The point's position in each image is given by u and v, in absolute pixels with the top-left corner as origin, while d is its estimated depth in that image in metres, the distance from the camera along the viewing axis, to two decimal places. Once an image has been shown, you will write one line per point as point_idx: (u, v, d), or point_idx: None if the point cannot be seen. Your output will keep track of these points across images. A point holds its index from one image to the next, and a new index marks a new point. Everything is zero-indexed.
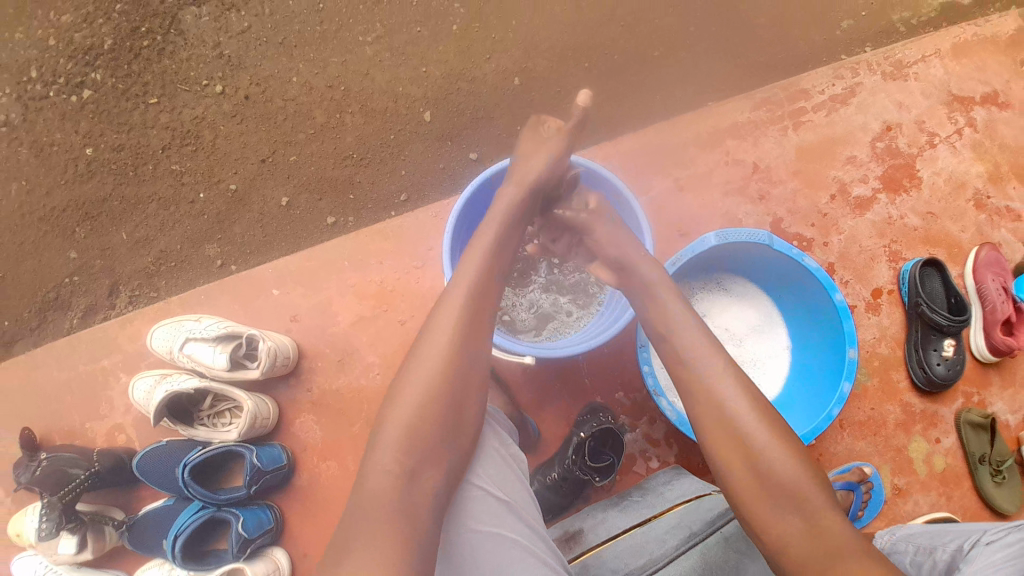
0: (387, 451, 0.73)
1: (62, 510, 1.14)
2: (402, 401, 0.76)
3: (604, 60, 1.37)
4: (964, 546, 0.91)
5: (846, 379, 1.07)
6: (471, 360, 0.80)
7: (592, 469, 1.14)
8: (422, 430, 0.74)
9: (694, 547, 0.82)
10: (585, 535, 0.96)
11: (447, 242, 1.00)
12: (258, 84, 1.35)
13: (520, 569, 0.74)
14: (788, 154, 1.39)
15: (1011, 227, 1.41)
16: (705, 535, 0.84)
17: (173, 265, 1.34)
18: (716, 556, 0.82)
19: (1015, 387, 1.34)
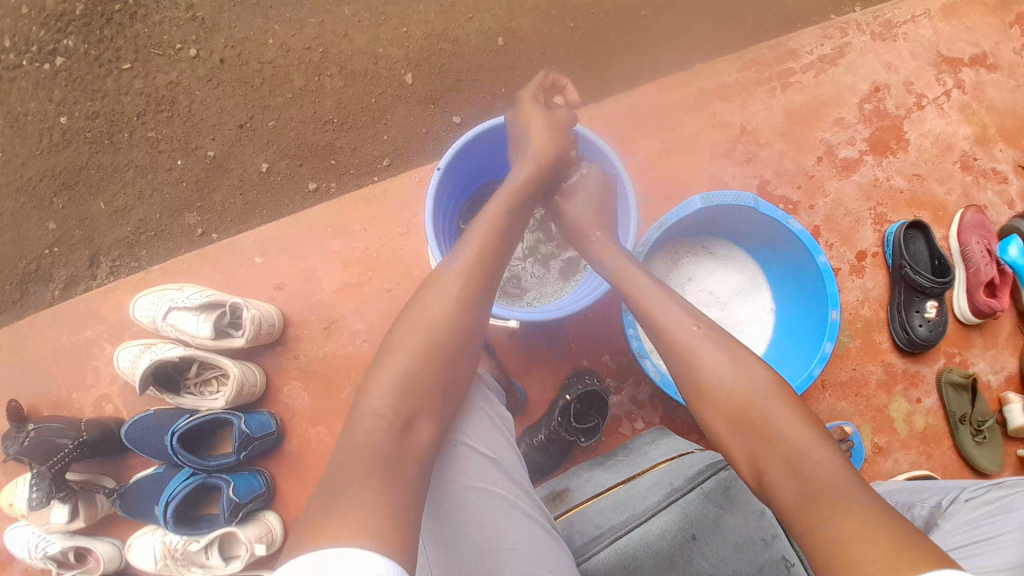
0: (378, 396, 0.72)
1: (51, 479, 1.15)
2: (395, 354, 0.76)
3: (588, 19, 1.37)
4: (942, 502, 0.94)
5: (828, 339, 1.07)
6: (471, 326, 0.80)
7: (577, 430, 1.15)
8: (414, 385, 0.73)
9: (676, 504, 0.84)
10: (572, 492, 0.96)
11: (430, 202, 0.96)
12: (233, 47, 1.33)
13: (506, 522, 0.75)
14: (776, 116, 1.37)
15: (998, 189, 1.41)
16: (686, 491, 0.85)
17: (153, 234, 1.32)
18: (696, 509, 0.84)
19: (997, 347, 1.36)
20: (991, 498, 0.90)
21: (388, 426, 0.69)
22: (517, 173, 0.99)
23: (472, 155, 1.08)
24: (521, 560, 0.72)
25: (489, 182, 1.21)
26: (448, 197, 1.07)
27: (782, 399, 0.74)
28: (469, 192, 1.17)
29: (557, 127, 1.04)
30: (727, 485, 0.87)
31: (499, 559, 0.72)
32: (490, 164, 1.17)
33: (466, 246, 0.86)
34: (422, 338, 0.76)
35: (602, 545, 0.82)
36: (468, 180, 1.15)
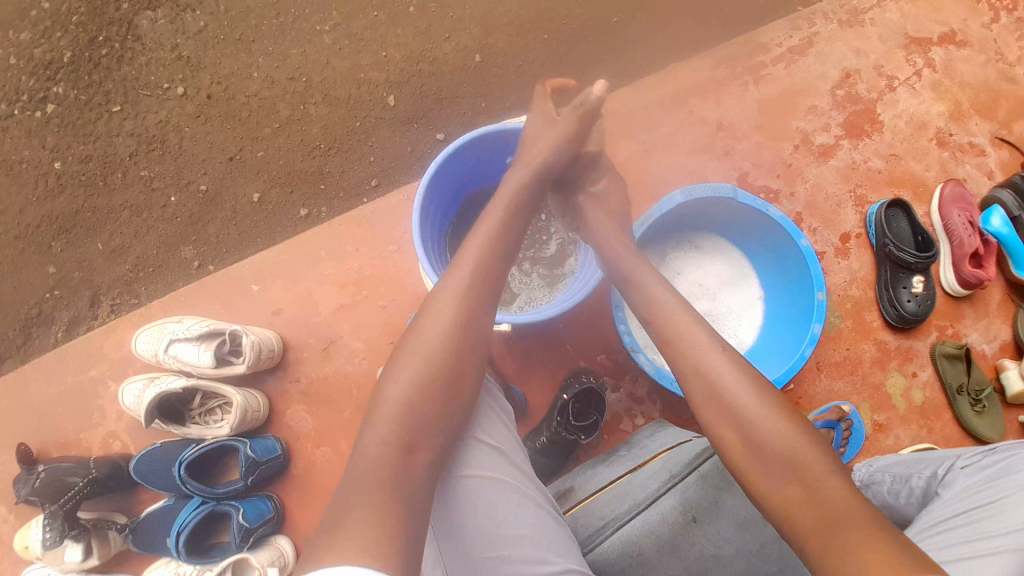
0: (385, 424, 0.74)
1: (64, 518, 1.16)
2: (399, 376, 0.78)
3: (563, 30, 1.41)
4: (940, 471, 0.94)
5: (816, 320, 1.09)
6: (473, 339, 0.83)
7: (576, 426, 1.17)
8: (418, 408, 0.75)
9: (675, 487, 0.86)
10: (579, 488, 0.97)
11: (416, 219, 0.97)
12: (219, 83, 1.37)
13: (517, 510, 0.78)
14: (750, 109, 1.41)
15: (976, 163, 1.44)
16: (685, 474, 0.88)
17: (151, 270, 1.34)
18: (694, 494, 0.86)
19: (988, 317, 1.39)
20: (994, 461, 0.90)
21: (394, 452, 0.72)
22: (513, 175, 1.02)
23: (466, 160, 1.10)
24: (530, 546, 0.75)
25: (484, 189, 1.23)
26: (438, 204, 1.09)
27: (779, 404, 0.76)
28: (459, 201, 1.20)
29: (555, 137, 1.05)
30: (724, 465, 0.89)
31: (509, 544, 0.75)
32: (485, 170, 1.18)
33: (465, 255, 0.89)
34: (424, 355, 0.79)
35: (606, 535, 0.84)
36: (458, 188, 1.17)
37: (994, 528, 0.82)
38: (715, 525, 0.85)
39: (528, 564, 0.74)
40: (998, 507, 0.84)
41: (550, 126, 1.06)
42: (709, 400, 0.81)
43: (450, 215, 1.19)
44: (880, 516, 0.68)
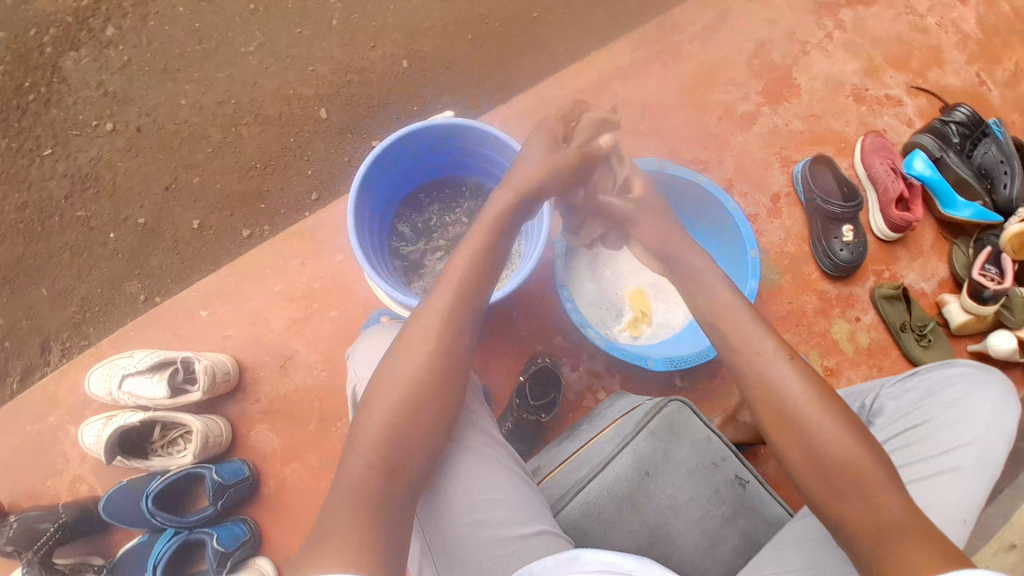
0: (364, 446, 0.75)
1: (41, 565, 1.15)
2: (379, 397, 0.79)
3: (486, 30, 1.43)
4: (868, 401, 0.99)
5: (752, 277, 1.13)
6: (457, 360, 0.83)
7: (535, 407, 1.18)
8: (398, 429, 0.76)
9: (627, 445, 0.93)
10: (546, 460, 1.02)
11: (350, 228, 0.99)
12: (148, 115, 1.36)
13: (491, 482, 0.82)
14: (674, 88, 1.44)
15: (893, 113, 1.50)
16: (636, 432, 0.94)
17: (98, 309, 1.32)
18: (644, 449, 0.93)
19: (922, 257, 1.46)
20: (916, 385, 0.95)
21: (376, 474, 0.73)
22: (499, 197, 0.97)
23: (399, 160, 1.09)
24: (505, 511, 0.80)
25: (427, 184, 1.23)
26: (374, 205, 1.10)
27: (793, 396, 0.76)
28: (402, 195, 1.20)
29: (551, 156, 1.02)
30: (671, 419, 0.96)
31: (486, 511, 0.80)
32: (426, 166, 1.18)
33: (449, 276, 0.88)
34: (409, 379, 0.80)
35: (569, 498, 0.89)
36: (397, 189, 1.17)
37: (923, 452, 0.87)
38: (667, 475, 0.92)
39: (502, 528, 0.78)
40: (925, 431, 0.89)
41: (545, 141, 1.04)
42: (766, 407, 0.77)
43: (392, 213, 1.20)
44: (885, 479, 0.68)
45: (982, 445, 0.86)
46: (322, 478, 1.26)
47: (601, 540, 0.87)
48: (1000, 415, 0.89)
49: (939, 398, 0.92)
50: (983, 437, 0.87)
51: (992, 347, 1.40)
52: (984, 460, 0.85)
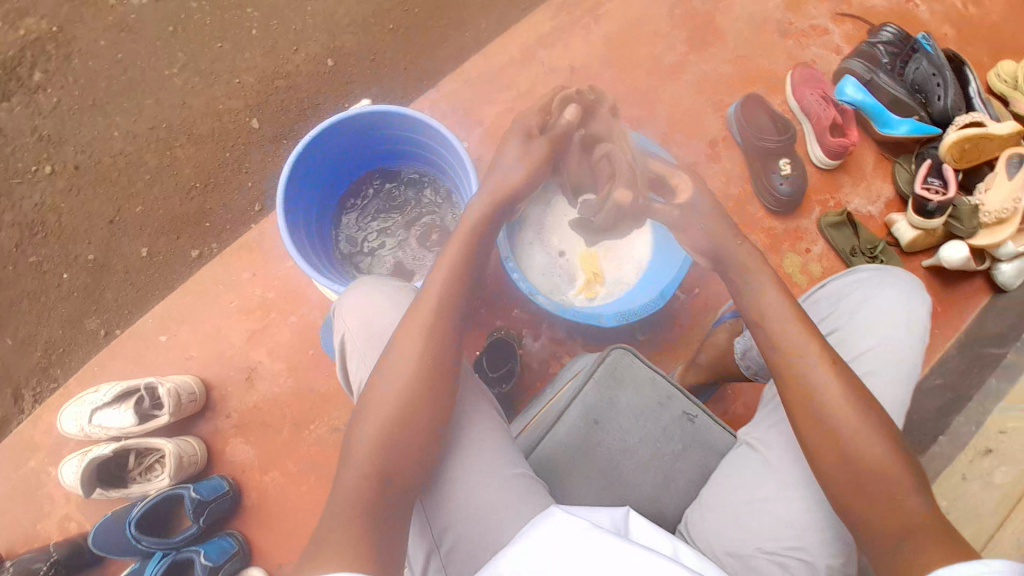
0: (360, 457, 0.76)
1: None
2: (372, 407, 0.79)
3: (406, 17, 1.44)
4: None
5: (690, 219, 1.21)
6: (447, 358, 0.83)
7: (495, 378, 1.19)
8: (395, 437, 0.77)
9: (574, 399, 0.98)
10: (515, 422, 1.07)
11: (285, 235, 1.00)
12: (84, 152, 1.36)
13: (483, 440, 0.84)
14: (598, 49, 1.44)
15: (821, 43, 1.50)
16: (581, 384, 0.99)
17: (62, 350, 1.31)
18: (591, 398, 0.98)
19: (866, 180, 1.48)
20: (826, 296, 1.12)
21: (369, 483, 0.74)
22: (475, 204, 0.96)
23: (325, 155, 1.10)
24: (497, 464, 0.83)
25: (361, 174, 1.24)
26: (304, 202, 1.10)
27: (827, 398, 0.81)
28: (340, 187, 1.21)
29: (530, 151, 0.97)
30: (614, 366, 1.00)
31: (479, 475, 0.81)
32: (357, 157, 1.18)
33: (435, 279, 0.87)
34: (400, 380, 0.80)
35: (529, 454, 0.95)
36: (327, 186, 1.17)
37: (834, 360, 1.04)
38: (614, 419, 0.97)
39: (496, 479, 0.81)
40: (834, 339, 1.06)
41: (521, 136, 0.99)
42: (801, 405, 0.83)
43: (330, 207, 1.21)
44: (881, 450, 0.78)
45: (884, 341, 1.01)
46: (303, 481, 1.29)
47: (571, 489, 0.93)
48: (900, 307, 1.04)
49: (844, 305, 1.07)
50: (884, 333, 1.02)
51: (945, 258, 1.41)
52: (885, 353, 1.01)
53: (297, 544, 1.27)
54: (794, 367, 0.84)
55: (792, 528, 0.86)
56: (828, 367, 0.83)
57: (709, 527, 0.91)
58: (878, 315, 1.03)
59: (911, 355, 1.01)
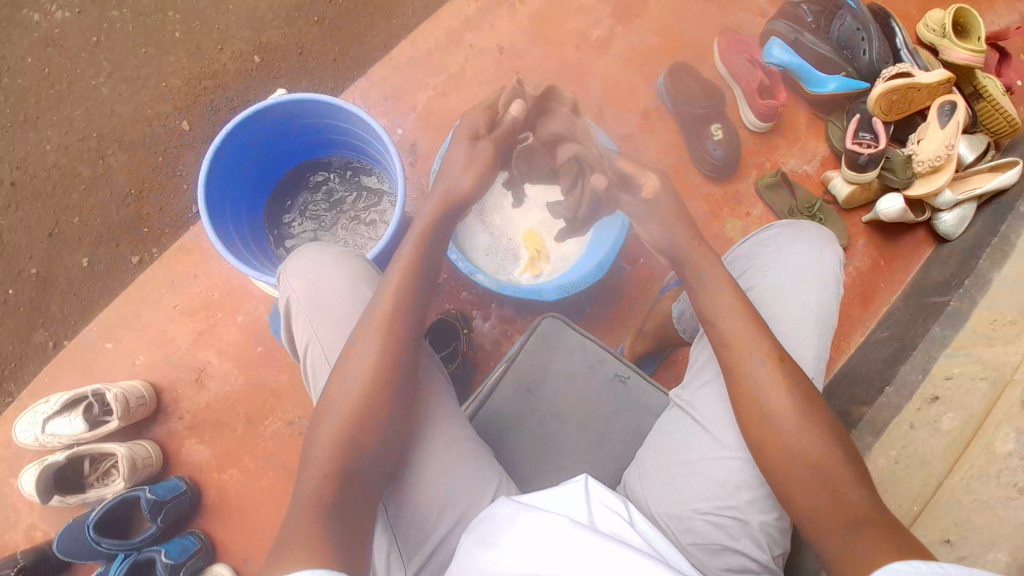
0: (318, 461, 0.74)
1: None
2: (331, 411, 0.78)
3: (328, 8, 1.46)
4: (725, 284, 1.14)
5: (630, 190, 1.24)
6: (404, 358, 0.82)
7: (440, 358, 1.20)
8: (354, 439, 0.76)
9: (507, 369, 0.99)
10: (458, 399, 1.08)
11: (210, 232, 1.01)
12: (18, 167, 1.38)
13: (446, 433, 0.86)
14: (523, 27, 1.46)
15: (745, 8, 1.52)
16: (514, 354, 1.00)
17: (14, 365, 1.32)
18: (524, 366, 0.99)
19: (800, 142, 1.50)
20: (747, 255, 1.13)
21: (328, 485, 0.73)
22: (423, 211, 0.97)
23: (248, 150, 1.13)
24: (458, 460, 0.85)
25: (292, 167, 1.27)
26: (229, 196, 1.13)
27: (763, 394, 0.85)
28: (269, 180, 1.24)
29: (476, 154, 1.00)
30: (545, 334, 1.02)
31: (437, 470, 0.84)
32: (283, 151, 1.21)
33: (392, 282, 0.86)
34: (364, 380, 0.79)
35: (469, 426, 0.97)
36: (254, 181, 1.19)
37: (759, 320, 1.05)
38: (547, 387, 0.99)
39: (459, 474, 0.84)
40: (756, 299, 1.07)
41: (463, 139, 1.01)
42: (739, 394, 0.87)
43: (260, 204, 1.24)
44: (799, 433, 0.82)
45: (804, 296, 1.04)
46: (263, 477, 1.29)
47: (506, 459, 0.95)
48: (812, 264, 1.07)
49: (766, 264, 1.09)
50: (803, 290, 1.05)
51: (882, 211, 1.43)
52: (805, 310, 1.03)
53: (261, 542, 1.27)
54: (742, 360, 0.88)
55: (726, 488, 0.87)
56: (771, 364, 0.86)
57: (648, 491, 0.92)
58: (794, 273, 1.06)
59: (828, 310, 1.05)
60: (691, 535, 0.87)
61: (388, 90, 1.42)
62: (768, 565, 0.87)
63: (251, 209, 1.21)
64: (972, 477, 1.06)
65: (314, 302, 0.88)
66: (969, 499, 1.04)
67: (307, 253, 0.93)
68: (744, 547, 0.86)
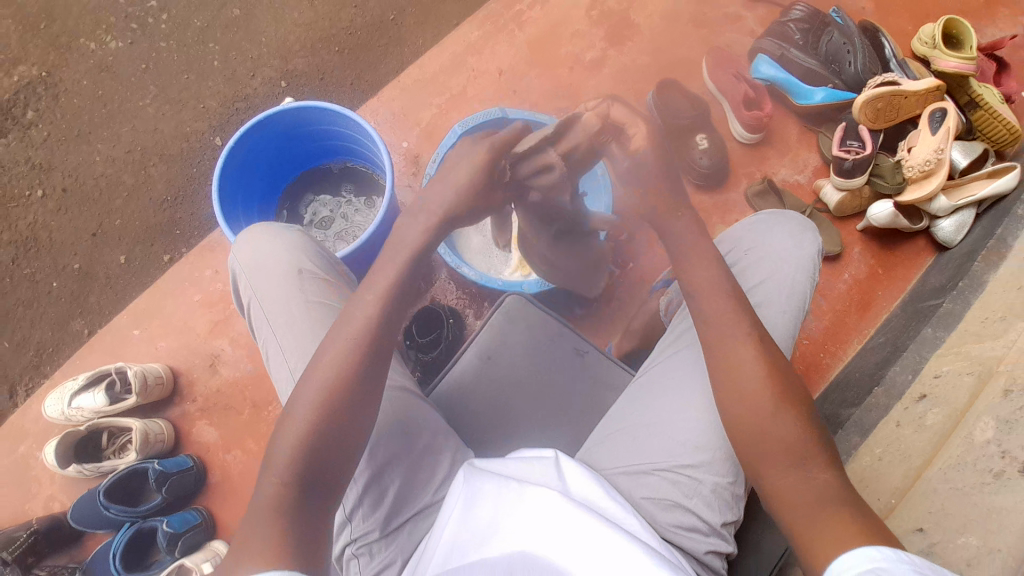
0: (283, 454, 0.72)
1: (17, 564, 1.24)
2: (297, 412, 0.75)
3: (347, 39, 1.63)
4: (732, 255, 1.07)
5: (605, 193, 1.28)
6: (378, 366, 0.79)
7: (422, 345, 1.27)
8: (321, 445, 0.73)
9: (474, 344, 1.06)
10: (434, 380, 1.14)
11: (220, 218, 1.11)
12: (71, 176, 1.56)
13: (418, 414, 0.95)
14: (521, 50, 1.58)
15: (735, 29, 1.60)
16: (481, 330, 1.07)
17: (51, 350, 1.47)
18: (487, 339, 1.05)
19: (792, 153, 1.54)
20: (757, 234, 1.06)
21: (292, 480, 0.71)
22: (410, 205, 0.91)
23: (262, 155, 1.26)
24: (430, 438, 0.95)
25: (307, 170, 1.42)
26: (244, 195, 1.26)
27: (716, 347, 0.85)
28: (284, 183, 1.40)
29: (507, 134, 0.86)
30: (512, 310, 1.08)
31: (396, 443, 0.91)
32: (295, 156, 1.35)
33: (382, 271, 0.83)
34: (328, 379, 0.76)
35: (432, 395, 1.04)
36: (269, 180, 1.34)
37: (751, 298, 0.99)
38: (508, 361, 1.05)
39: (424, 451, 0.94)
40: (752, 277, 1.01)
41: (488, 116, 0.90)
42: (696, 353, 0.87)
43: (273, 202, 1.39)
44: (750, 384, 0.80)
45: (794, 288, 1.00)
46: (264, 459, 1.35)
47: (469, 423, 1.02)
48: (804, 251, 1.03)
49: (771, 249, 1.03)
50: (794, 277, 1.00)
51: (873, 216, 1.44)
52: (782, 289, 0.99)
53: None
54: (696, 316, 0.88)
55: (683, 448, 0.87)
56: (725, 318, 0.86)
57: (610, 452, 0.91)
58: (775, 253, 1.02)
59: (806, 293, 1.01)
60: (646, 490, 0.86)
61: (398, 106, 1.56)
62: (718, 528, 0.85)
63: (264, 204, 1.36)
64: (949, 466, 1.02)
65: (252, 274, 1.00)
66: (944, 487, 1.00)
67: (253, 232, 1.04)
68: (695, 505, 0.85)
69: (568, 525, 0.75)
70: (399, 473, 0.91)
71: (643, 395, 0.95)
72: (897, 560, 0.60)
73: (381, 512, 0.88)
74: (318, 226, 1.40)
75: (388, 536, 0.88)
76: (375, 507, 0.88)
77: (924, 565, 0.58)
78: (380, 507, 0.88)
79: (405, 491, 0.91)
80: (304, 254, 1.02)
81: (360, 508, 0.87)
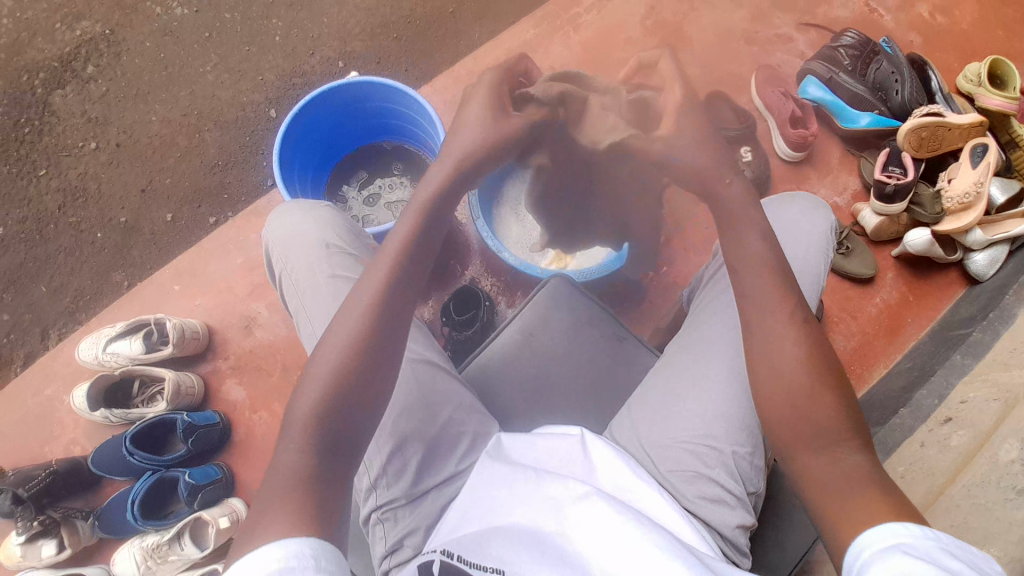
0: (301, 417, 0.71)
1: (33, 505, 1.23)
2: (313, 379, 0.73)
3: (406, 27, 1.66)
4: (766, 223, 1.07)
5: None
6: (391, 335, 0.77)
7: (458, 323, 1.30)
8: (337, 408, 0.71)
9: (511, 323, 1.07)
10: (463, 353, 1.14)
11: (277, 173, 1.14)
12: (125, 132, 1.60)
13: (439, 382, 0.96)
14: (575, 52, 1.62)
15: (785, 51, 1.64)
16: (519, 309, 1.08)
17: (89, 298, 1.50)
18: (529, 316, 1.07)
19: (832, 174, 1.57)
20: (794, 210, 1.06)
21: (321, 432, 0.70)
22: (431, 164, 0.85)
23: (323, 125, 1.30)
24: (451, 408, 0.94)
25: (362, 146, 1.45)
26: (303, 162, 1.30)
27: None
28: (338, 157, 1.43)
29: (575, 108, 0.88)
30: (554, 292, 1.08)
31: (418, 409, 0.92)
32: (352, 130, 1.38)
33: (394, 235, 0.81)
34: (343, 348, 0.74)
35: (466, 371, 1.06)
36: (325, 152, 1.37)
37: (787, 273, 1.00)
38: (545, 338, 1.06)
39: (444, 420, 0.93)
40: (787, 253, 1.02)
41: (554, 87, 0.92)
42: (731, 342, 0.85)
43: (326, 176, 1.42)
44: None
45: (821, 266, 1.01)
46: None
47: (499, 406, 1.04)
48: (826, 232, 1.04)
49: (804, 227, 1.04)
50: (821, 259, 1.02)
51: (909, 243, 1.45)
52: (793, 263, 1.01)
53: None
54: None
55: (705, 427, 0.87)
56: None
57: (630, 427, 0.93)
58: (790, 227, 1.04)
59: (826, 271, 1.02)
60: (668, 463, 0.88)
61: (451, 95, 1.59)
62: (743, 498, 0.86)
63: (320, 174, 1.39)
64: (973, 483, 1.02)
65: (281, 251, 1.03)
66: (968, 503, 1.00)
67: (283, 212, 1.07)
68: (718, 475, 0.86)
69: (598, 520, 0.73)
70: (421, 439, 0.91)
71: (662, 375, 0.95)
72: (922, 537, 0.61)
73: (406, 478, 0.89)
74: (369, 201, 1.44)
75: (413, 501, 0.89)
76: (398, 477, 0.89)
77: (949, 542, 0.60)
78: (404, 476, 0.89)
79: (429, 459, 0.91)
80: (329, 228, 1.04)
81: (383, 477, 0.88)
